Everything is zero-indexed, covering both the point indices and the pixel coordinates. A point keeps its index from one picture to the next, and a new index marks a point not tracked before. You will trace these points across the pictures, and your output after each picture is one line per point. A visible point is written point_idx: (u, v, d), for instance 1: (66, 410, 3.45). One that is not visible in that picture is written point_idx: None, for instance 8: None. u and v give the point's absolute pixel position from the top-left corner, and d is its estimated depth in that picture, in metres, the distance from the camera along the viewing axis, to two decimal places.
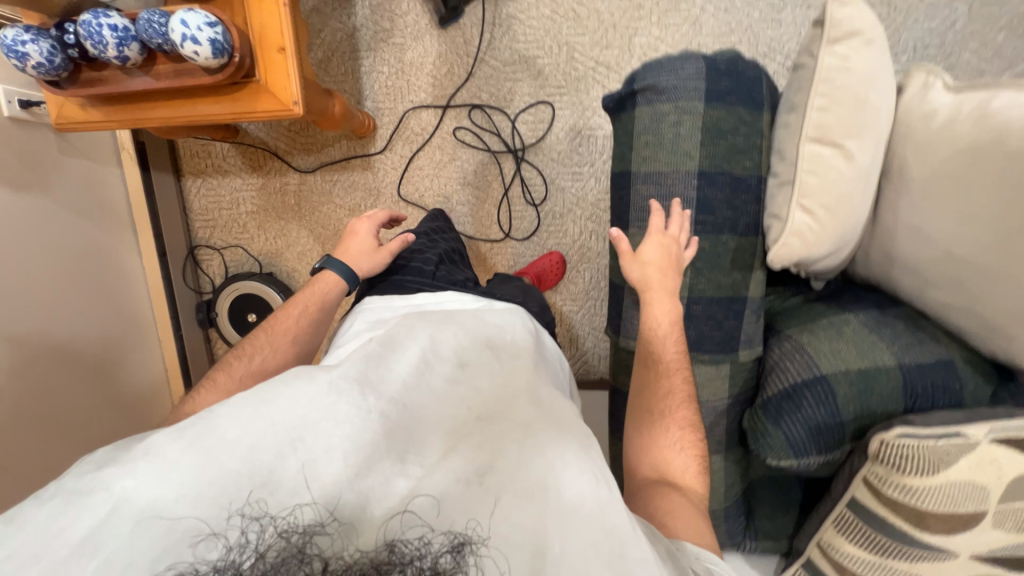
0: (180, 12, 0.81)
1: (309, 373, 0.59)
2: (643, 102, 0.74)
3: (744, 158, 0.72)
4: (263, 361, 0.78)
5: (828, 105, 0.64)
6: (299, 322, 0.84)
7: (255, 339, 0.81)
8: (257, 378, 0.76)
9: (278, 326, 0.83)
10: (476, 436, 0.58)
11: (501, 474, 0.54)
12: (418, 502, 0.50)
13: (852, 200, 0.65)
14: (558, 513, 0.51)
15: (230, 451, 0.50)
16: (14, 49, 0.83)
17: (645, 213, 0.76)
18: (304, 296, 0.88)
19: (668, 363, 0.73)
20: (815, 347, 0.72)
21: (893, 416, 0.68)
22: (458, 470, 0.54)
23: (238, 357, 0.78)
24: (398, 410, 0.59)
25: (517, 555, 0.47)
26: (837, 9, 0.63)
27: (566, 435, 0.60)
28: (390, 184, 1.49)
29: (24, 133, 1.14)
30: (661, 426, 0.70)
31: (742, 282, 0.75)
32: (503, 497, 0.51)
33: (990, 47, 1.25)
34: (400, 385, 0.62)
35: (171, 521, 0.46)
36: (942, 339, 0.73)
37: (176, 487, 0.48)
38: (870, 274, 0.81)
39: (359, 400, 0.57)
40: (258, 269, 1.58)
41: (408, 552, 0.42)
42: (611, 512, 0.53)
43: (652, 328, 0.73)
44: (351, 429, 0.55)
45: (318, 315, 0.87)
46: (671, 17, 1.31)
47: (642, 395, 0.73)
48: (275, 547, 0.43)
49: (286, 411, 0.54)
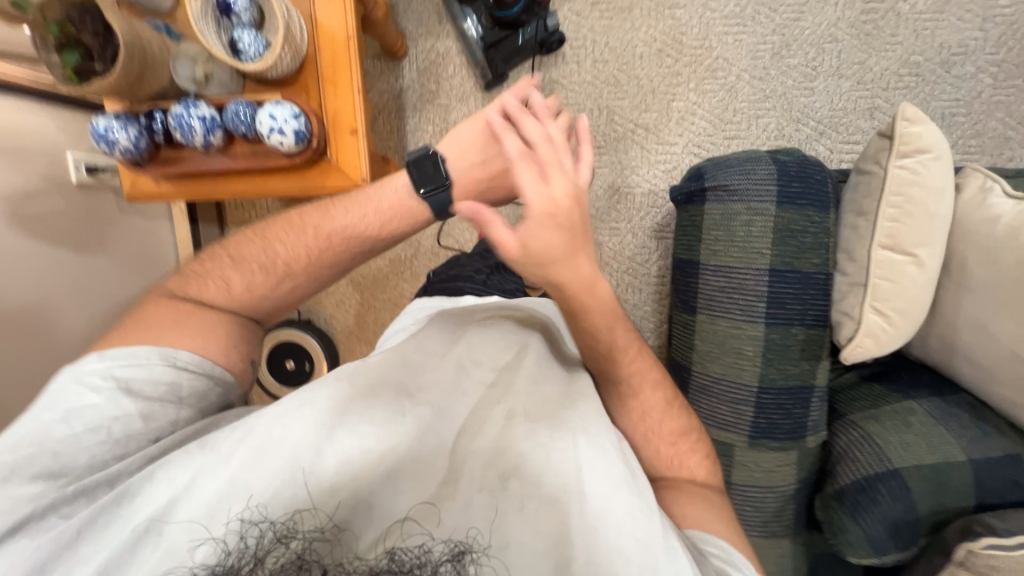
0: (269, 105, 0.86)
1: (343, 380, 0.57)
2: (714, 199, 0.78)
3: (813, 256, 0.75)
4: (287, 267, 0.67)
5: (900, 215, 0.68)
6: (343, 234, 0.68)
7: (284, 232, 0.68)
8: (267, 287, 0.66)
9: (315, 232, 0.68)
10: (511, 432, 0.54)
11: (527, 479, 0.51)
12: (422, 508, 0.49)
13: (923, 304, 0.69)
14: (575, 520, 0.50)
15: (270, 457, 0.50)
16: (104, 137, 0.87)
17: (714, 302, 0.79)
18: (356, 205, 0.70)
19: (623, 372, 0.65)
20: (884, 438, 0.75)
21: (966, 512, 0.70)
22: (478, 476, 0.51)
23: (257, 260, 0.66)
24: (426, 413, 0.55)
25: (528, 565, 0.47)
26: (906, 127, 0.67)
27: (596, 439, 0.56)
28: (430, 238, 1.48)
29: (88, 196, 1.16)
30: (647, 429, 0.66)
31: (810, 371, 0.78)
32: (527, 504, 0.50)
33: (1015, 115, 1.29)
34: (431, 385, 0.58)
35: (189, 515, 0.48)
36: (1006, 430, 0.76)
37: (208, 490, 0.49)
38: (928, 359, 0.83)
39: (386, 407, 0.55)
40: (296, 315, 1.58)
41: (408, 561, 0.45)
42: (641, 524, 0.51)
43: (595, 334, 0.63)
44: (378, 427, 0.53)
45: (363, 247, 0.70)
46: (707, 84, 1.36)
47: (622, 394, 0.66)
48: (273, 553, 0.46)
49: (314, 414, 0.53)
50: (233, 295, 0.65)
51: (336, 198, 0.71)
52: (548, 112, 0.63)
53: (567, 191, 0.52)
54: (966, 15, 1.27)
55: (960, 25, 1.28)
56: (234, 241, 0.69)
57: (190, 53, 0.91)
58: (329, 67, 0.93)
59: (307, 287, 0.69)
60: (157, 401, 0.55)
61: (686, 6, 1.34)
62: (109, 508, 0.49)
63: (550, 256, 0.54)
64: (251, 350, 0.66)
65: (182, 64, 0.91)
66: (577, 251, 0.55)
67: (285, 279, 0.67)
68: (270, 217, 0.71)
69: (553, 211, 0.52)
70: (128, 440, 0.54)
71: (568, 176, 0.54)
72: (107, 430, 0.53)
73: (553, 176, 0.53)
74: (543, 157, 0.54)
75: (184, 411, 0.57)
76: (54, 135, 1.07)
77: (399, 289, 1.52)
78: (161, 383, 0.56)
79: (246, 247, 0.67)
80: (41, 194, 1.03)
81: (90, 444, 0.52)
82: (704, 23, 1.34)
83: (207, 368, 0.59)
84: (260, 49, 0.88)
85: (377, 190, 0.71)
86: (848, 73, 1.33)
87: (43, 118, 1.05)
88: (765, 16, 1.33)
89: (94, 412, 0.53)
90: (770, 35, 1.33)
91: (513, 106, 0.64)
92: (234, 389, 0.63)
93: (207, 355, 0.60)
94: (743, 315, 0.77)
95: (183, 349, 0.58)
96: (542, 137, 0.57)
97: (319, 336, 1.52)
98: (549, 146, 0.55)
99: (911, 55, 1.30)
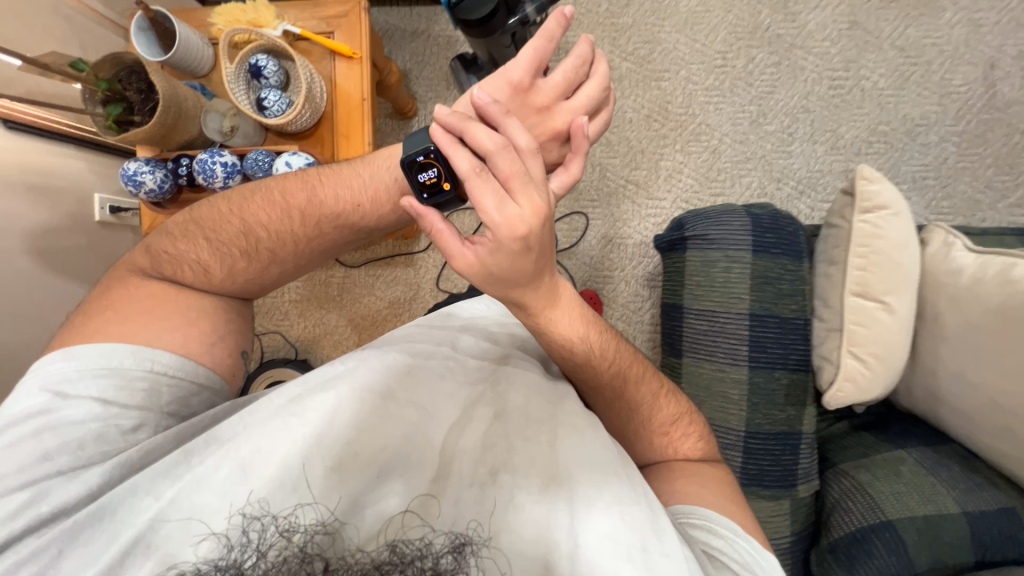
0: (285, 154, 0.94)
1: (334, 384, 0.58)
2: (694, 247, 0.83)
3: (791, 301, 0.78)
4: (271, 250, 0.68)
5: (867, 265, 0.73)
6: (324, 216, 0.68)
7: (265, 211, 0.68)
8: (254, 269, 0.68)
9: (300, 215, 0.68)
10: (494, 432, 0.58)
11: (515, 472, 0.55)
12: (421, 503, 0.50)
13: (898, 349, 0.71)
14: (567, 505, 0.53)
15: (259, 464, 0.51)
16: (132, 179, 0.95)
17: (699, 345, 0.82)
18: (343, 191, 0.69)
19: (605, 375, 0.67)
20: (876, 487, 0.74)
21: (966, 569, 0.68)
22: (467, 472, 0.54)
23: (238, 241, 0.67)
24: (416, 414, 0.58)
25: (525, 551, 0.49)
26: (865, 185, 0.74)
27: (582, 438, 0.59)
28: (431, 281, 1.54)
29: (107, 233, 1.22)
30: (635, 425, 0.69)
31: (796, 416, 0.78)
32: (517, 495, 0.53)
33: (981, 179, 1.37)
34: (419, 390, 0.61)
35: (191, 516, 0.48)
36: (1002, 484, 0.74)
37: (212, 495, 0.49)
38: (917, 407, 0.83)
39: (378, 408, 0.56)
40: (294, 354, 1.56)
41: (407, 553, 0.40)
42: (633, 506, 0.54)
43: (568, 343, 0.64)
44: (368, 424, 0.55)
45: (349, 234, 0.71)
46: (692, 146, 1.48)
47: (606, 397, 0.69)
48: (276, 547, 0.42)
49: (302, 420, 0.54)
50: (215, 276, 0.67)
51: (320, 178, 0.70)
52: (499, 107, 0.57)
53: (533, 208, 0.51)
54: (924, 91, 1.41)
55: (921, 100, 1.41)
56: (212, 214, 0.69)
57: (221, 108, 1.02)
58: (344, 123, 1.02)
59: (290, 270, 0.72)
60: (134, 409, 0.58)
61: (672, 79, 1.48)
62: (91, 519, 0.49)
63: (511, 277, 0.55)
64: (238, 345, 0.69)
65: (212, 118, 1.01)
66: (543, 269, 0.57)
67: (269, 262, 0.69)
68: (251, 189, 0.70)
69: (520, 235, 0.51)
70: (104, 453, 0.55)
71: (535, 189, 0.52)
72: (81, 443, 0.54)
73: (519, 192, 0.51)
74: (502, 171, 0.52)
75: (164, 418, 0.60)
76: (85, 177, 1.14)
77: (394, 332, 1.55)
78: (137, 389, 0.58)
79: (225, 224, 0.68)
80: (58, 231, 1.08)
81: (64, 461, 0.53)
82: (687, 94, 1.48)
83: (186, 369, 0.61)
84: (283, 106, 0.96)
85: (366, 178, 0.69)
86: (822, 139, 1.44)
87: (77, 162, 1.13)
88: (742, 89, 1.46)
89: (70, 424, 0.54)
90: (748, 105, 1.46)
91: (453, 118, 0.58)
92: (218, 388, 0.65)
93: (189, 354, 0.62)
94: (727, 358, 0.79)
95: (161, 349, 0.60)
96: (502, 143, 0.53)
97: None
98: (507, 153, 0.52)
99: (877, 125, 1.42)
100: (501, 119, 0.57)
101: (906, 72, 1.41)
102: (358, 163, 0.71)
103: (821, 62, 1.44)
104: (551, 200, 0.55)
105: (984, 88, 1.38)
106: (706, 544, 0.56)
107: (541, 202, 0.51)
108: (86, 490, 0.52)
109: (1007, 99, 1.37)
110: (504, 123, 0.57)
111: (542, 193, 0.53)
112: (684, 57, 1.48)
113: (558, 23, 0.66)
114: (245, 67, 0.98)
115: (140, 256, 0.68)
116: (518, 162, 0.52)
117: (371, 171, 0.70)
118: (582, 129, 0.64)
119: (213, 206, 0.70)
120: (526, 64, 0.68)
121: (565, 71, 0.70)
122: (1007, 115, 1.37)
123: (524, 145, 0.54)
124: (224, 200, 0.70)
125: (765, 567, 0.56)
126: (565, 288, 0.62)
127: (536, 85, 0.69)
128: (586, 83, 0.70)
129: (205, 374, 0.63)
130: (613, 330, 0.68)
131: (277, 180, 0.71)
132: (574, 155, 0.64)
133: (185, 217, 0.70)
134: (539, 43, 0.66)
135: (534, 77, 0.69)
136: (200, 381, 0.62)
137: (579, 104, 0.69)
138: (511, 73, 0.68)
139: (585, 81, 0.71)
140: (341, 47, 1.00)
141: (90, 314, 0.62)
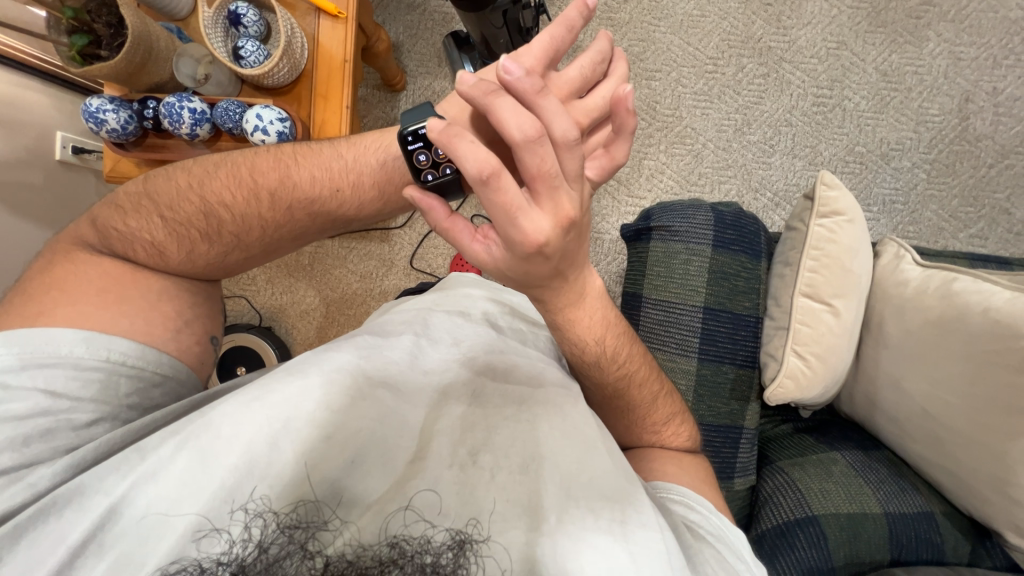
0: (257, 106, 0.91)
1: (302, 367, 0.52)
2: (658, 238, 0.85)
3: (744, 299, 0.83)
4: (235, 232, 0.63)
5: (818, 267, 0.78)
6: (297, 198, 0.63)
7: (229, 189, 0.62)
8: (217, 253, 0.64)
9: (269, 198, 0.62)
10: (473, 413, 0.54)
11: (497, 451, 0.50)
12: (421, 496, 0.45)
13: (837, 352, 0.77)
14: (557, 476, 0.49)
15: (223, 451, 0.45)
16: (93, 115, 0.90)
17: (653, 335, 0.83)
18: (322, 174, 0.63)
19: (611, 376, 0.64)
20: (806, 484, 0.78)
21: (880, 565, 0.73)
22: (447, 453, 0.49)
23: (199, 221, 0.62)
24: (399, 394, 0.53)
25: (518, 523, 0.45)
26: (825, 191, 0.79)
27: (571, 413, 0.56)
28: (404, 256, 1.42)
29: (67, 174, 1.16)
30: (629, 422, 0.68)
31: (739, 412, 0.83)
32: (498, 475, 0.48)
33: (946, 209, 1.34)
34: (404, 369, 0.57)
35: (179, 516, 0.42)
36: (923, 489, 0.79)
37: (190, 484, 0.44)
38: (854, 414, 0.87)
39: (354, 387, 0.51)
40: (257, 322, 1.42)
41: (409, 549, 0.40)
42: (615, 482, 0.51)
43: (581, 344, 0.61)
44: (345, 408, 0.49)
45: (323, 222, 0.66)
46: (676, 148, 1.40)
47: (606, 395, 0.67)
48: (278, 541, 0.40)
49: (267, 404, 0.48)
50: (172, 257, 0.62)
51: (296, 157, 0.64)
52: (533, 81, 0.41)
53: (559, 219, 0.43)
54: (902, 118, 1.37)
55: (898, 125, 1.37)
56: (170, 188, 0.63)
57: (195, 54, 0.99)
58: (323, 84, 1.00)
59: (258, 254, 0.67)
60: (89, 402, 0.53)
61: (662, 79, 1.41)
62: (35, 520, 0.44)
63: (523, 279, 0.50)
64: (206, 331, 0.65)
65: (185, 63, 0.98)
66: (565, 271, 0.50)
67: (233, 247, 0.64)
68: (214, 163, 0.64)
69: (538, 247, 0.44)
70: (55, 449, 0.50)
71: (567, 196, 0.43)
72: (27, 439, 0.49)
73: (543, 197, 0.42)
74: (529, 171, 0.41)
75: (124, 411, 0.55)
76: (48, 113, 1.10)
77: (366, 310, 1.42)
78: (93, 380, 0.53)
79: (185, 201, 0.62)
80: (18, 164, 1.03)
81: (8, 458, 0.47)
82: (676, 96, 1.40)
83: (147, 357, 0.57)
84: (261, 58, 0.93)
85: (349, 161, 0.64)
86: (800, 154, 1.38)
87: (40, 96, 1.09)
88: (730, 97, 1.40)
89: (14, 419, 0.49)
90: (733, 113, 1.39)
91: (475, 91, 0.42)
92: (184, 377, 0.60)
93: (151, 341, 0.58)
94: (679, 349, 0.82)
95: (119, 336, 0.55)
96: (533, 132, 0.39)
97: (282, 345, 1.33)
98: (538, 146, 0.40)
99: (854, 145, 1.37)
100: (532, 99, 0.41)
101: (886, 96, 1.37)
102: (340, 145, 0.66)
103: (807, 78, 1.39)
104: (584, 198, 0.45)
105: (958, 121, 1.36)
106: (685, 518, 0.56)
107: (568, 208, 0.43)
108: (31, 493, 0.46)
109: (978, 133, 1.35)
110: (538, 104, 0.41)
111: (575, 194, 0.44)
112: (676, 59, 1.41)
113: (580, 12, 0.56)
114: (224, 14, 0.96)
115: (86, 228, 0.62)
116: (551, 158, 0.40)
117: (354, 153, 0.64)
118: (625, 104, 0.46)
119: (171, 178, 0.63)
120: (539, 51, 0.58)
121: (582, 67, 0.60)
122: (976, 149, 1.35)
123: (561, 135, 0.40)
124: (184, 172, 0.64)
125: (736, 542, 0.56)
126: (592, 282, 0.57)
127: (548, 77, 0.59)
128: (603, 83, 0.61)
129: (168, 363, 0.58)
130: (628, 333, 0.65)
131: (246, 155, 0.65)
132: (619, 136, 0.50)
133: (138, 189, 0.64)
134: (559, 29, 0.57)
135: (548, 68, 0.59)
136: (164, 371, 0.58)
137: (595, 104, 0.59)
138: (523, 58, 0.57)
139: (601, 82, 0.62)
140: (327, 4, 0.98)
141: (31, 296, 0.56)
